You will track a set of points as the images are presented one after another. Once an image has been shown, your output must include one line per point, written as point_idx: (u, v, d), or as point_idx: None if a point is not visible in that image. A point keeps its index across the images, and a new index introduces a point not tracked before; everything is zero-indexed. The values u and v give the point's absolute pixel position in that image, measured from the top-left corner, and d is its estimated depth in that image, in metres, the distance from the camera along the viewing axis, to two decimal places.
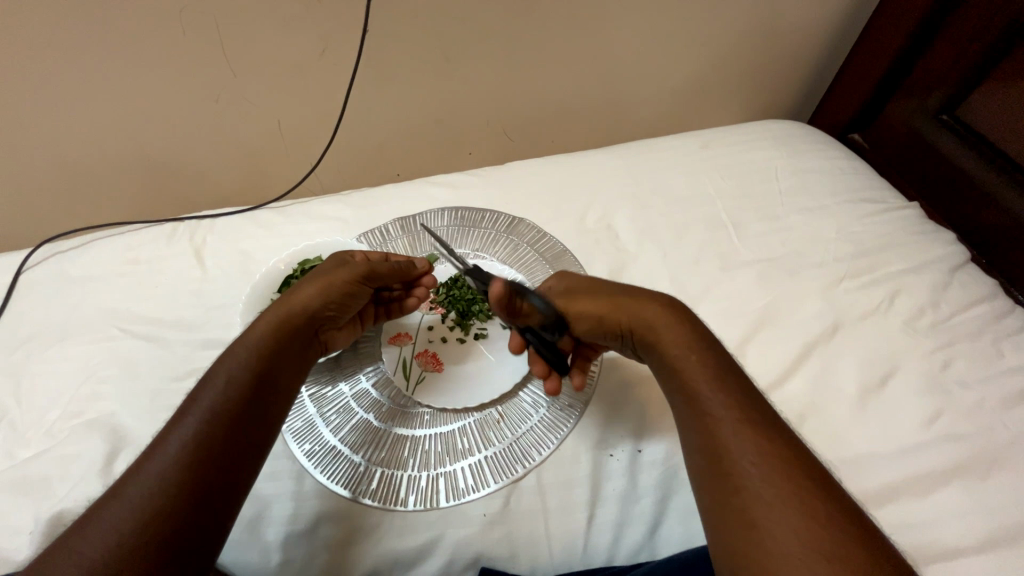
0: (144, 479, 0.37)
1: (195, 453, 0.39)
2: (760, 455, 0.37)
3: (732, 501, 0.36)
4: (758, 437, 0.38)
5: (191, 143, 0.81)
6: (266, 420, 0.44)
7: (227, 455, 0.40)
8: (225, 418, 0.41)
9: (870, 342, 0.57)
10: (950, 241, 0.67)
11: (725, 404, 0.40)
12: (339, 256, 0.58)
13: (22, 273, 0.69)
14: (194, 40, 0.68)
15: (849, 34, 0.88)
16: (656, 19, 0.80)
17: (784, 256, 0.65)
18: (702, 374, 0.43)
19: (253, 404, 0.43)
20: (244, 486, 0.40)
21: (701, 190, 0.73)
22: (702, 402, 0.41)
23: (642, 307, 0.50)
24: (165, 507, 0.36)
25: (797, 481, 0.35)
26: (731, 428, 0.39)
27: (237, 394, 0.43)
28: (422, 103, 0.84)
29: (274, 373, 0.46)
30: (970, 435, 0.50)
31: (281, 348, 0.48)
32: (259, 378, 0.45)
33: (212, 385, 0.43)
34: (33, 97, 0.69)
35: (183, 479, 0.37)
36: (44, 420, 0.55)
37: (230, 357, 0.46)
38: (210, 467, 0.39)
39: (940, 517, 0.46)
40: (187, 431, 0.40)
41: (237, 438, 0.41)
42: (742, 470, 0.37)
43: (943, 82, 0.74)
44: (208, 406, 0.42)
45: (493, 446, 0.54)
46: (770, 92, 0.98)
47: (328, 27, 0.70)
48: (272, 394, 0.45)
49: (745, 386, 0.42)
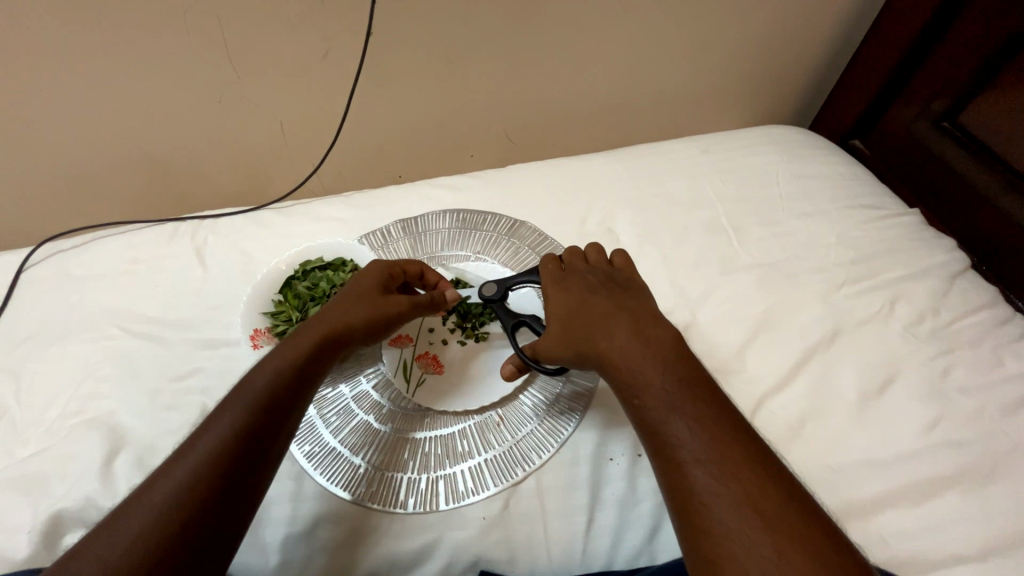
0: (166, 484, 0.37)
1: (218, 463, 0.38)
2: (722, 493, 0.35)
3: (688, 535, 0.35)
4: (719, 472, 0.35)
5: (194, 143, 0.81)
6: (288, 429, 0.43)
7: (246, 467, 0.39)
8: (251, 428, 0.40)
9: (869, 348, 0.57)
10: (950, 248, 0.67)
11: (689, 429, 0.38)
12: (380, 272, 0.55)
13: (24, 272, 0.69)
14: (198, 40, 0.68)
15: (850, 40, 0.88)
16: (658, 23, 0.80)
17: (784, 260, 0.65)
18: (659, 396, 0.40)
19: (278, 415, 0.42)
20: (258, 491, 0.40)
21: (702, 194, 0.73)
22: (663, 427, 0.39)
23: (607, 330, 0.46)
24: (182, 516, 0.36)
25: (768, 529, 0.33)
26: (694, 457, 0.37)
27: (266, 403, 0.42)
28: (425, 105, 0.85)
29: (305, 381, 0.45)
30: (970, 442, 0.50)
31: (320, 357, 0.47)
32: (290, 388, 0.44)
33: (242, 394, 0.42)
34: (35, 95, 0.69)
35: (202, 489, 0.37)
36: (43, 420, 0.55)
37: (263, 366, 0.44)
38: (229, 478, 0.38)
39: (939, 524, 0.46)
40: (214, 438, 0.39)
41: (257, 449, 0.40)
42: (697, 505, 0.35)
43: (944, 88, 0.74)
44: (236, 414, 0.41)
45: (493, 449, 0.53)
46: (772, 96, 0.98)
47: (331, 29, 0.70)
48: (298, 404, 0.44)
49: (713, 405, 0.39)
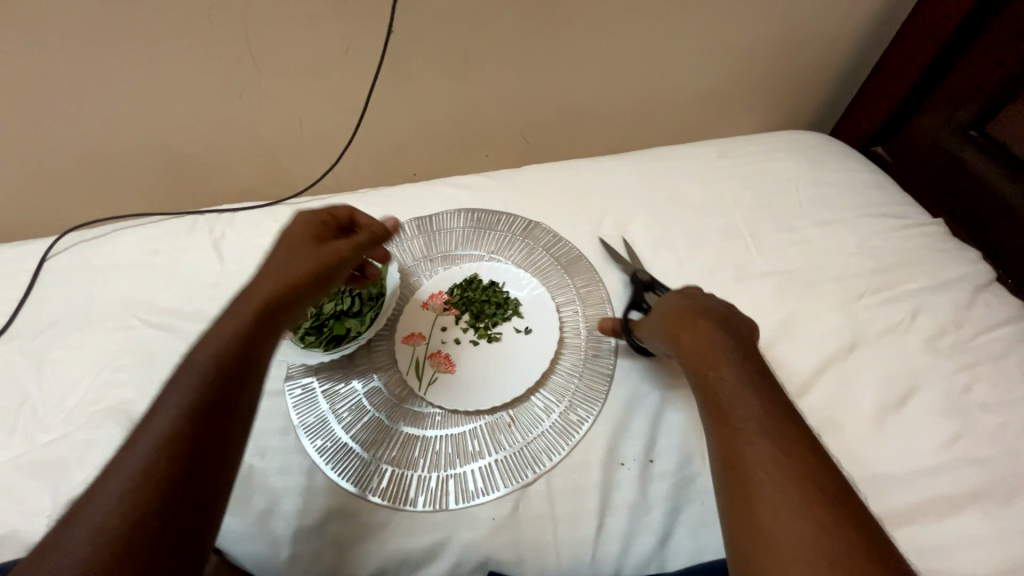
0: (121, 474, 0.35)
1: (173, 444, 0.37)
2: (780, 459, 0.37)
3: (740, 496, 0.37)
4: (777, 446, 0.37)
5: (214, 137, 0.82)
6: (244, 402, 0.42)
7: (205, 443, 0.38)
8: (202, 404, 0.40)
9: (889, 361, 0.56)
10: (974, 260, 0.65)
11: (755, 409, 0.40)
12: (310, 224, 0.55)
13: (47, 261, 0.70)
14: (220, 36, 0.68)
15: (874, 46, 0.86)
16: (678, 25, 0.80)
17: (802, 268, 0.64)
18: (735, 375, 0.43)
19: (229, 388, 0.41)
20: (225, 468, 0.39)
21: (719, 199, 0.72)
22: (731, 401, 0.41)
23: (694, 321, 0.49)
24: (145, 501, 0.35)
25: (826, 506, 0.34)
26: (761, 432, 0.38)
27: (214, 378, 0.41)
28: (443, 104, 0.85)
29: (252, 353, 0.44)
30: (991, 460, 0.49)
31: (265, 325, 0.46)
32: (238, 361, 0.43)
33: (186, 373, 0.41)
34: (61, 87, 0.70)
35: (162, 472, 0.36)
36: (63, 407, 0.56)
37: (204, 342, 0.43)
38: (189, 457, 0.37)
39: (957, 542, 0.45)
40: (165, 421, 0.38)
41: (215, 424, 0.39)
42: (752, 474, 0.37)
43: (975, 93, 0.73)
44: (185, 394, 0.40)
45: (503, 450, 0.53)
46: (793, 101, 0.97)
47: (351, 27, 0.71)
48: (249, 376, 0.43)
49: (776, 393, 0.41)
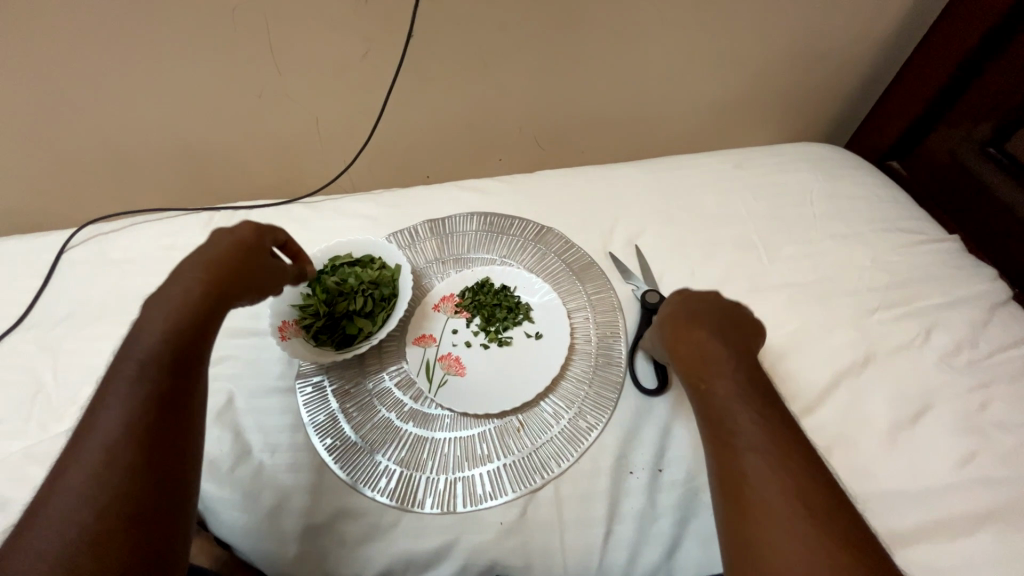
0: (75, 478, 0.37)
1: (122, 447, 0.38)
2: (771, 472, 0.37)
3: (734, 511, 0.38)
4: (768, 457, 0.38)
5: (233, 135, 0.83)
6: (186, 397, 0.43)
7: (155, 443, 0.40)
8: (146, 404, 0.40)
9: (903, 377, 0.55)
10: (991, 278, 0.65)
11: (748, 420, 0.40)
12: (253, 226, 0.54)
13: (65, 253, 0.71)
14: (243, 36, 0.69)
15: (892, 60, 0.86)
16: (696, 35, 0.80)
17: (816, 281, 0.64)
18: (726, 385, 0.43)
19: (171, 387, 0.42)
20: (181, 460, 0.41)
21: (733, 210, 0.72)
22: (724, 412, 0.41)
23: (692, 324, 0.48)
24: (103, 502, 0.36)
25: (808, 516, 0.35)
26: (748, 442, 0.39)
27: (152, 377, 0.41)
28: (459, 108, 0.85)
29: (189, 346, 0.44)
30: (1005, 481, 0.48)
31: (201, 322, 0.45)
32: (177, 357, 0.43)
33: (123, 372, 0.41)
34: (86, 83, 0.71)
35: (115, 474, 0.38)
36: (78, 397, 0.56)
37: (138, 337, 0.43)
38: (138, 457, 0.39)
39: (968, 563, 0.45)
40: (110, 425, 0.39)
41: (162, 423, 0.40)
42: (746, 487, 0.38)
43: (992, 111, 0.72)
44: (125, 395, 0.40)
45: (512, 455, 0.53)
46: (809, 113, 0.96)
47: (371, 30, 0.71)
48: (189, 369, 0.44)
49: (773, 401, 0.42)
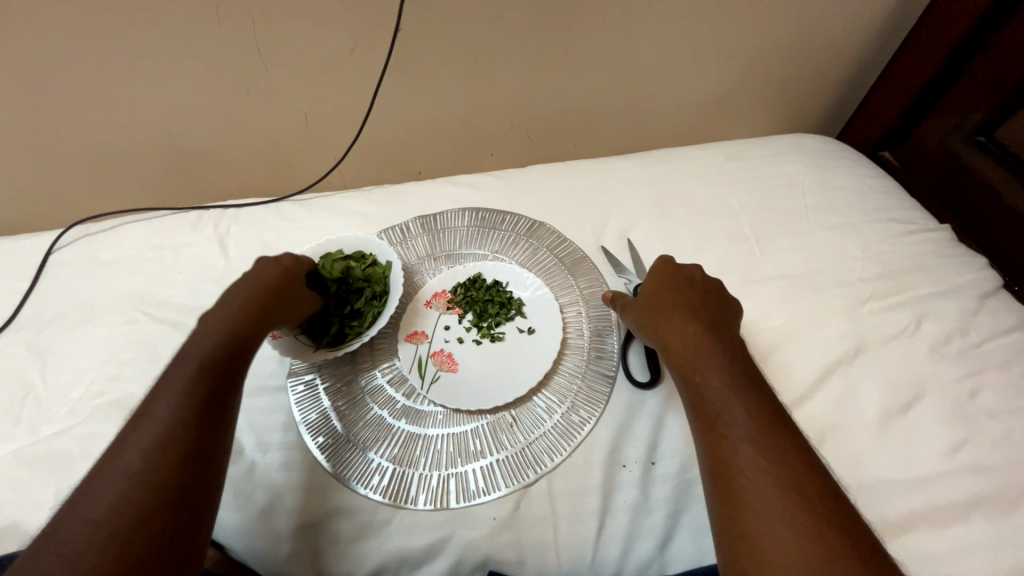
0: (115, 482, 0.38)
1: (164, 454, 0.39)
2: (767, 469, 0.38)
3: (727, 503, 0.39)
4: (764, 455, 0.39)
5: (222, 133, 0.83)
6: (227, 411, 0.44)
7: (195, 452, 0.41)
8: (188, 415, 0.41)
9: (895, 367, 0.55)
10: (981, 267, 0.65)
11: (745, 418, 0.41)
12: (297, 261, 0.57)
13: (53, 254, 0.70)
14: (229, 33, 0.69)
15: (884, 50, 0.86)
16: (687, 27, 0.79)
17: (808, 272, 0.64)
18: (720, 383, 0.44)
19: (214, 398, 0.43)
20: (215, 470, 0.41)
21: (725, 202, 0.72)
22: (721, 409, 0.42)
23: (685, 323, 0.49)
24: (139, 507, 0.37)
25: (808, 511, 0.36)
26: (744, 437, 0.40)
27: (197, 391, 0.43)
28: (449, 103, 0.85)
29: (231, 364, 0.46)
30: (996, 468, 0.49)
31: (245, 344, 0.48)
32: (219, 373, 0.45)
33: (169, 383, 0.43)
34: (70, 82, 0.70)
35: (154, 480, 0.38)
36: (68, 399, 0.56)
37: (188, 354, 0.45)
38: (177, 464, 0.39)
39: (959, 550, 0.45)
40: (154, 431, 0.40)
41: (204, 435, 0.41)
42: (741, 482, 0.38)
43: (982, 100, 0.73)
44: (167, 404, 0.42)
45: (505, 450, 0.53)
46: (801, 103, 0.96)
47: (359, 25, 0.71)
48: (230, 386, 0.45)
49: (770, 402, 0.43)
